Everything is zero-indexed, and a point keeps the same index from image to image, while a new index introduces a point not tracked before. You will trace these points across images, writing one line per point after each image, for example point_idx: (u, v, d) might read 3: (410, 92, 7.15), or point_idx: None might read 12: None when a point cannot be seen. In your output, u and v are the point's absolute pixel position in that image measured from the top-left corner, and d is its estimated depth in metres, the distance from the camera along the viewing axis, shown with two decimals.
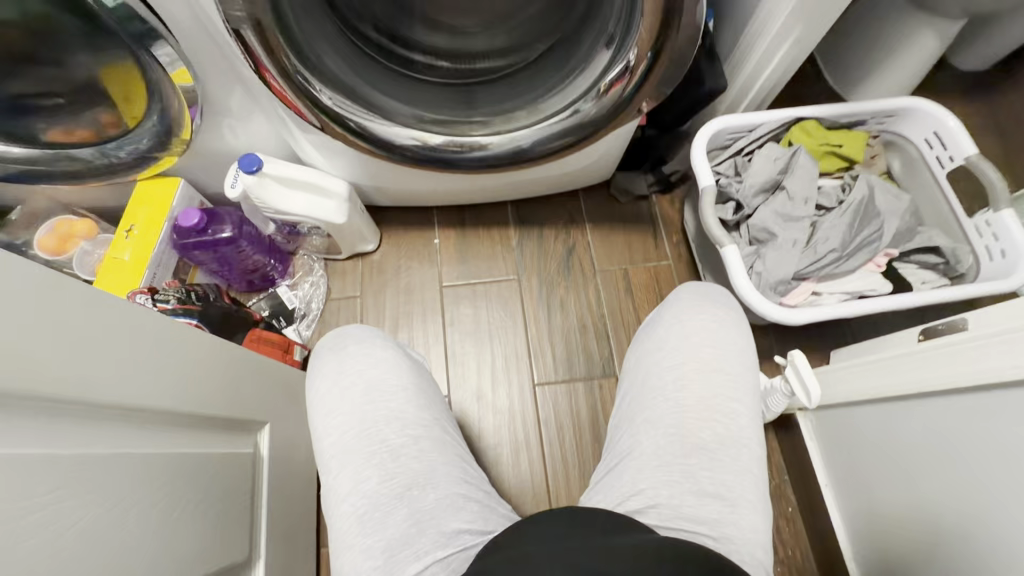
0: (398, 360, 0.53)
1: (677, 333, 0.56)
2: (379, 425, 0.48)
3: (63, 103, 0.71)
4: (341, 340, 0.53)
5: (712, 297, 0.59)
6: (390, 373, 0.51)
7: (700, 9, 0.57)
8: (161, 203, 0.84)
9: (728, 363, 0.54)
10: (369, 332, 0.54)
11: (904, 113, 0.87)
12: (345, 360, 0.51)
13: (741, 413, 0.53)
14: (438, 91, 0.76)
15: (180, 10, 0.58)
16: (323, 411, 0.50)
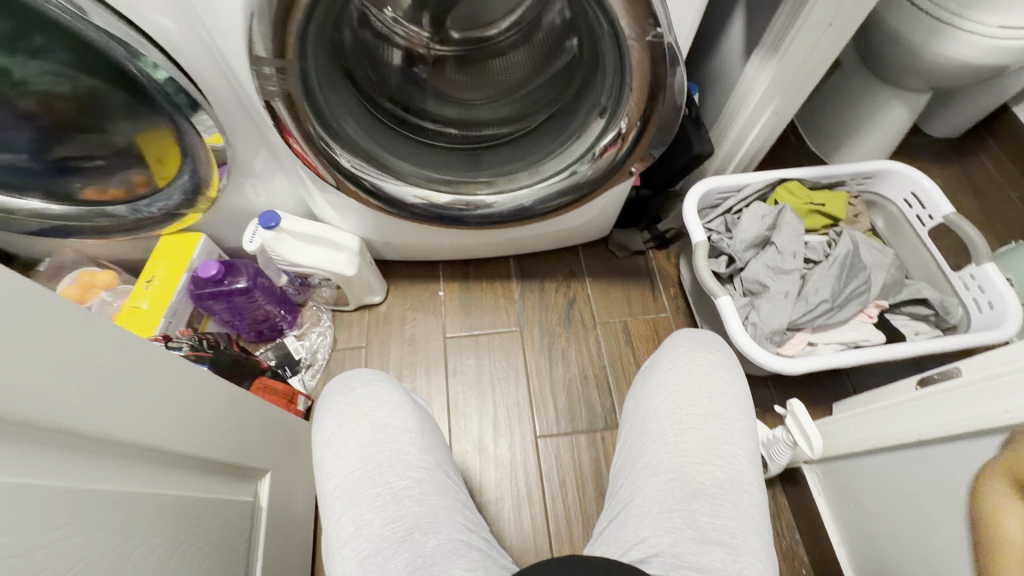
0: (403, 403, 0.54)
1: (676, 378, 0.58)
2: (383, 466, 0.49)
3: (101, 165, 0.77)
4: (348, 383, 0.55)
5: (706, 343, 0.61)
6: (396, 416, 0.52)
7: (682, 84, 0.64)
8: (182, 256, 0.88)
9: (724, 407, 0.56)
10: (375, 376, 0.56)
11: (881, 175, 0.93)
12: (351, 402, 0.53)
13: (740, 456, 0.53)
14: (446, 154, 0.82)
15: (220, 84, 0.66)
16: (328, 453, 0.51)
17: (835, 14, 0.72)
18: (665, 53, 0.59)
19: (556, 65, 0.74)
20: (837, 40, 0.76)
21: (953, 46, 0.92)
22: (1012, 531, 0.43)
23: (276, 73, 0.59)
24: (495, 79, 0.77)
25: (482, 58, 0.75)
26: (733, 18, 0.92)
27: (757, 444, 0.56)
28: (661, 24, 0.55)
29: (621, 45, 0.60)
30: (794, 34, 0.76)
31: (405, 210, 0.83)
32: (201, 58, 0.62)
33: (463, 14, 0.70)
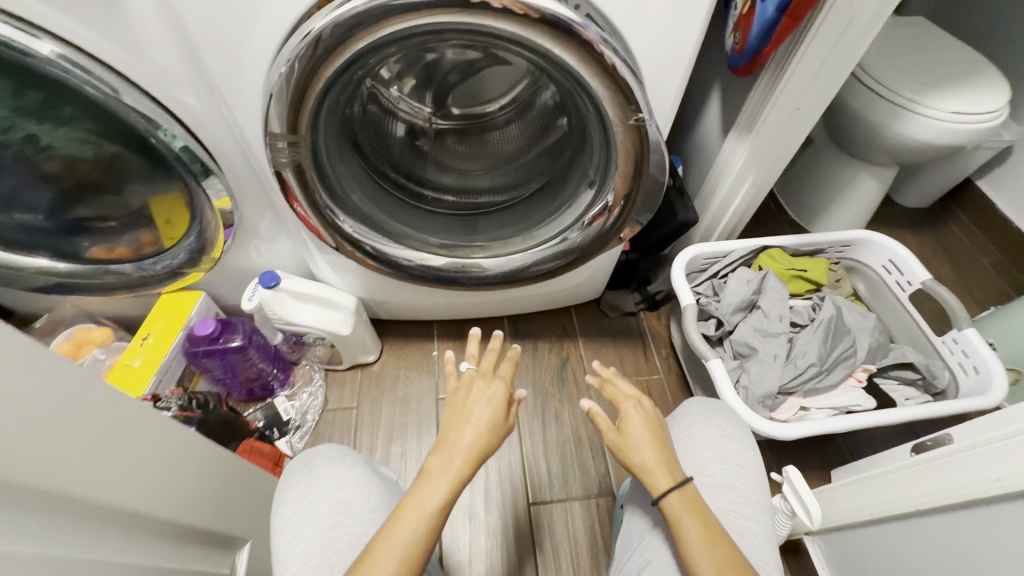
0: (366, 479, 0.54)
1: (689, 445, 0.58)
2: (343, 551, 0.47)
3: (113, 225, 0.81)
4: (310, 461, 0.55)
5: (716, 411, 0.61)
6: (358, 494, 0.52)
7: (666, 164, 0.69)
8: (180, 314, 0.89)
9: (738, 479, 0.55)
10: (338, 454, 0.56)
11: (859, 243, 0.97)
12: (311, 481, 0.52)
13: (755, 532, 0.51)
14: (444, 219, 0.87)
15: (235, 153, 0.70)
16: (287, 537, 0.49)
17: (801, 99, 0.80)
18: (647, 134, 0.64)
19: (548, 140, 0.79)
20: (805, 121, 0.84)
21: (911, 127, 1.01)
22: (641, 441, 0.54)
23: (289, 146, 0.64)
24: (491, 151, 0.82)
25: (480, 132, 0.81)
26: (709, 100, 1.01)
27: (768, 518, 0.54)
28: (642, 109, 0.61)
29: (606, 127, 0.66)
30: (764, 117, 0.83)
31: (401, 271, 0.85)
32: (218, 131, 0.67)
33: (462, 93, 0.75)
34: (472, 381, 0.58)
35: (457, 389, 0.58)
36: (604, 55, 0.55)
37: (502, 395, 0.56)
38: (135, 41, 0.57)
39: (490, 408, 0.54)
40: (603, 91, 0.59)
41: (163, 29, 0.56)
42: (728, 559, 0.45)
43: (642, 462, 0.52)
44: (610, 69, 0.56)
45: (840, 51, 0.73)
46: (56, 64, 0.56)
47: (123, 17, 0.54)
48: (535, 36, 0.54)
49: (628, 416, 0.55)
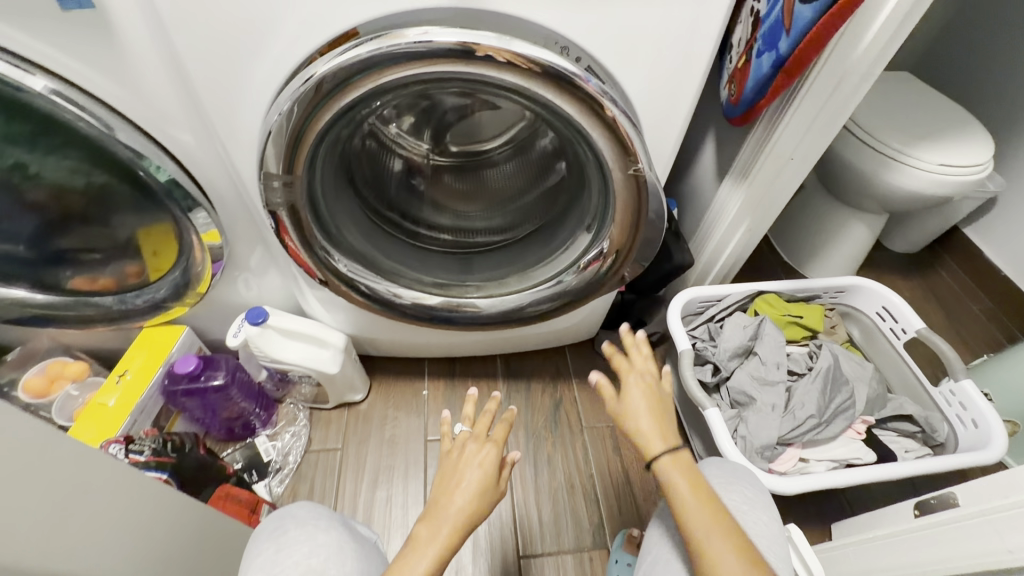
0: (341, 545, 0.50)
1: None
2: None
3: (98, 257, 0.79)
4: (281, 523, 0.52)
5: (738, 476, 0.59)
6: (331, 562, 0.48)
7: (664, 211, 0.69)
8: (159, 350, 0.85)
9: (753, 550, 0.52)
10: (312, 515, 0.53)
11: (853, 289, 0.97)
12: (281, 547, 0.49)
13: None
14: (439, 257, 0.86)
15: (227, 190, 0.69)
16: None
17: (795, 150, 0.81)
18: (646, 185, 0.64)
19: (546, 181, 0.79)
20: (798, 170, 0.85)
21: (900, 177, 1.03)
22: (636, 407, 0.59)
23: (284, 186, 0.63)
24: (489, 189, 0.81)
25: (477, 171, 0.80)
26: (704, 145, 1.02)
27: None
28: (640, 161, 0.61)
29: (604, 174, 0.66)
30: (758, 165, 0.84)
31: (394, 309, 0.83)
32: (212, 168, 0.66)
33: (460, 132, 0.74)
34: (464, 443, 0.57)
35: (449, 453, 0.57)
36: (605, 107, 0.55)
37: (494, 457, 0.55)
38: (133, 79, 0.56)
39: (481, 475, 0.53)
40: (602, 142, 0.59)
41: (162, 68, 0.56)
42: (714, 510, 0.48)
43: (640, 427, 0.57)
44: (610, 121, 0.57)
45: (833, 105, 0.75)
46: (49, 99, 0.55)
47: (122, 56, 0.54)
48: (537, 87, 0.54)
49: (631, 388, 0.60)
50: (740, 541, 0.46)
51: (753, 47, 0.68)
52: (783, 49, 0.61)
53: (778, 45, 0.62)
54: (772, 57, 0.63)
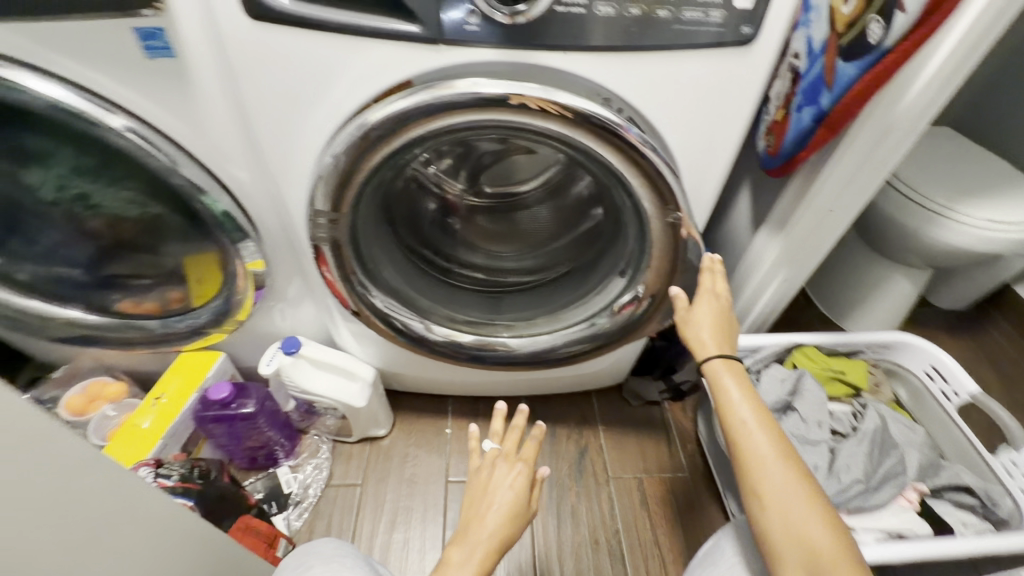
0: None
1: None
2: None
3: (148, 282, 0.84)
4: (305, 559, 0.51)
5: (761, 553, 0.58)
6: None
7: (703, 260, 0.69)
8: (195, 375, 0.87)
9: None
10: (338, 552, 0.52)
11: (898, 346, 0.94)
12: None
13: None
14: (471, 295, 0.86)
15: (275, 224, 0.72)
16: None
17: (835, 202, 0.80)
18: (684, 232, 0.65)
19: (580, 225, 0.79)
20: (839, 223, 0.84)
21: (947, 233, 1.00)
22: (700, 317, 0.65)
23: (329, 223, 0.66)
24: (523, 232, 0.81)
25: (512, 213, 0.80)
26: (739, 195, 1.02)
27: None
28: (680, 208, 0.62)
29: (640, 219, 0.66)
30: (797, 216, 0.83)
31: (425, 345, 0.84)
32: (263, 204, 0.70)
33: (496, 174, 0.75)
34: (494, 461, 0.58)
35: (479, 470, 0.58)
36: (646, 156, 0.56)
37: (524, 479, 0.56)
38: (200, 121, 0.60)
39: (511, 498, 0.55)
40: (642, 188, 0.60)
41: (228, 112, 0.60)
42: (758, 411, 0.57)
43: (700, 338, 0.63)
44: (651, 169, 0.58)
45: (876, 158, 0.74)
46: (124, 136, 0.60)
47: (193, 101, 0.58)
48: (580, 136, 0.56)
49: (702, 304, 0.65)
50: (783, 443, 0.55)
51: (792, 102, 0.68)
52: (824, 104, 0.61)
53: (819, 100, 0.62)
54: (812, 111, 0.63)
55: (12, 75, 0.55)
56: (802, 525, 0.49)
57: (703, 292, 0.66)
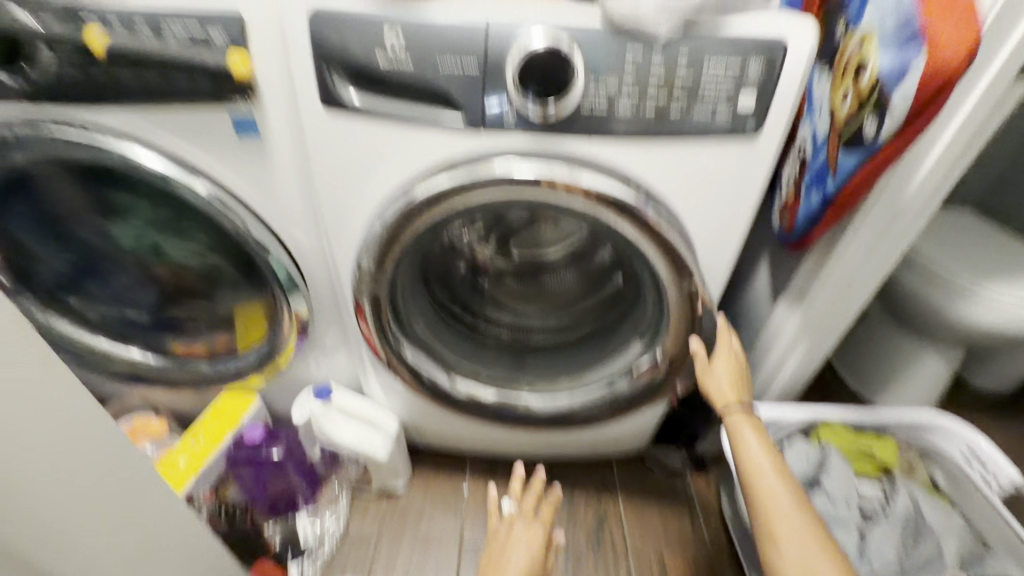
0: None
1: None
2: None
3: (203, 326, 0.92)
4: None
5: None
6: None
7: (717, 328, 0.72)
8: (232, 416, 0.91)
9: None
10: None
11: (932, 426, 0.89)
12: None
13: None
14: (495, 353, 0.90)
15: (322, 279, 0.80)
16: None
17: (852, 277, 0.82)
18: (700, 300, 0.68)
19: (603, 290, 0.84)
20: (858, 297, 0.86)
21: (976, 309, 1.00)
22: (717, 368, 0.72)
23: (371, 279, 0.72)
24: (548, 294, 0.87)
25: (538, 277, 0.86)
26: (759, 266, 1.05)
27: None
28: (693, 276, 0.66)
29: (657, 288, 0.70)
30: (814, 290, 0.86)
31: (449, 400, 0.87)
32: (314, 260, 0.78)
33: (525, 240, 0.81)
34: (512, 522, 0.65)
35: (499, 529, 0.65)
36: (661, 231, 0.62)
37: (541, 540, 0.62)
38: (270, 188, 0.69)
39: (527, 559, 0.60)
40: (658, 259, 0.65)
41: (296, 181, 0.69)
42: (774, 458, 0.66)
43: (719, 389, 0.71)
44: (667, 243, 0.63)
45: (889, 238, 0.77)
46: (205, 199, 0.68)
47: (266, 172, 0.68)
48: (601, 211, 0.62)
49: (719, 359, 0.72)
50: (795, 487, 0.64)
51: (802, 185, 0.74)
52: (830, 188, 0.65)
53: (825, 184, 0.66)
54: (820, 194, 0.68)
55: (120, 145, 0.65)
56: (812, 561, 0.57)
57: (721, 347, 0.73)
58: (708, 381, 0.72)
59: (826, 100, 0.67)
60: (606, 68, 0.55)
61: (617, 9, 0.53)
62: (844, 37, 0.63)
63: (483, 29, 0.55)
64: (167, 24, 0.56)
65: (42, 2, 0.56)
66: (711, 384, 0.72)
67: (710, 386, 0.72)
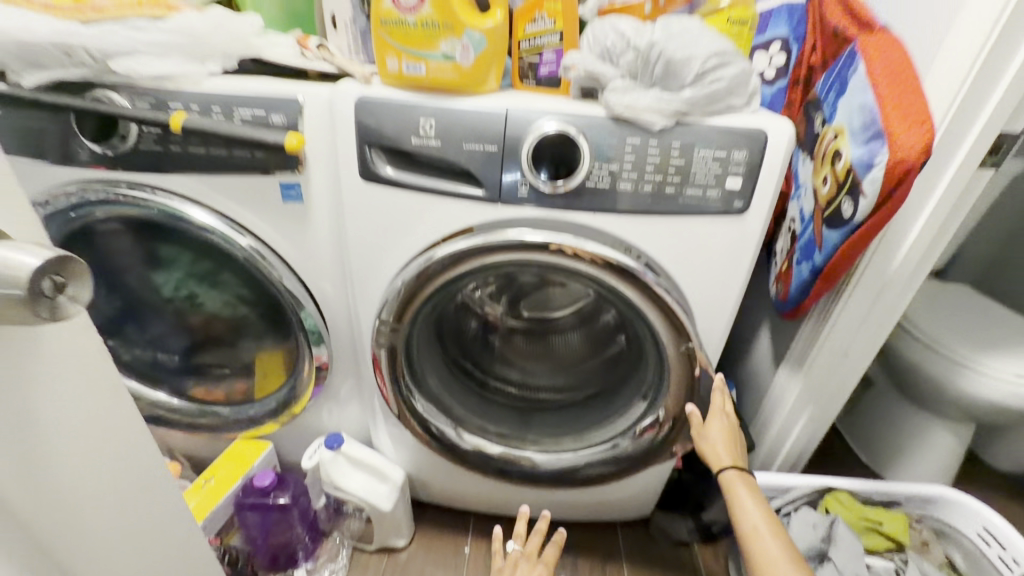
0: None
1: None
2: None
3: (226, 372, 0.97)
4: None
5: None
6: None
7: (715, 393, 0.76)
8: (244, 462, 0.93)
9: None
10: None
11: (942, 501, 0.89)
12: None
13: None
14: (502, 408, 0.93)
15: (344, 330, 0.85)
16: None
17: (849, 345, 0.86)
18: (699, 362, 0.72)
19: (607, 350, 0.88)
20: (857, 365, 0.89)
21: (976, 385, 1.02)
22: (712, 430, 0.76)
23: (390, 331, 0.77)
24: (555, 353, 0.91)
25: (546, 336, 0.91)
26: (760, 333, 1.09)
27: None
28: (691, 338, 0.70)
29: (658, 349, 0.74)
30: (812, 357, 0.89)
31: (455, 453, 0.89)
32: (338, 312, 0.84)
33: (534, 301, 0.87)
34: (517, 560, 0.71)
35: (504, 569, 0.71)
36: (660, 295, 0.67)
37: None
38: (306, 245, 0.77)
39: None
40: (658, 321, 0.69)
41: (330, 241, 0.77)
42: (768, 518, 0.70)
43: (715, 452, 0.75)
44: (666, 306, 0.68)
45: (880, 309, 0.81)
46: (247, 253, 0.76)
47: (304, 231, 0.76)
48: (606, 276, 0.67)
49: (714, 423, 0.76)
50: (790, 546, 0.67)
51: (794, 257, 0.79)
52: (818, 261, 0.70)
53: (814, 258, 0.72)
54: (810, 266, 0.73)
55: (179, 205, 0.73)
56: None
57: (715, 410, 0.76)
58: (701, 438, 0.76)
59: (810, 184, 0.74)
60: (610, 153, 0.63)
61: (619, 104, 0.61)
62: (822, 130, 0.71)
63: (503, 115, 0.64)
64: (239, 108, 0.68)
65: (136, 88, 0.67)
66: (706, 444, 0.76)
67: (705, 447, 0.76)
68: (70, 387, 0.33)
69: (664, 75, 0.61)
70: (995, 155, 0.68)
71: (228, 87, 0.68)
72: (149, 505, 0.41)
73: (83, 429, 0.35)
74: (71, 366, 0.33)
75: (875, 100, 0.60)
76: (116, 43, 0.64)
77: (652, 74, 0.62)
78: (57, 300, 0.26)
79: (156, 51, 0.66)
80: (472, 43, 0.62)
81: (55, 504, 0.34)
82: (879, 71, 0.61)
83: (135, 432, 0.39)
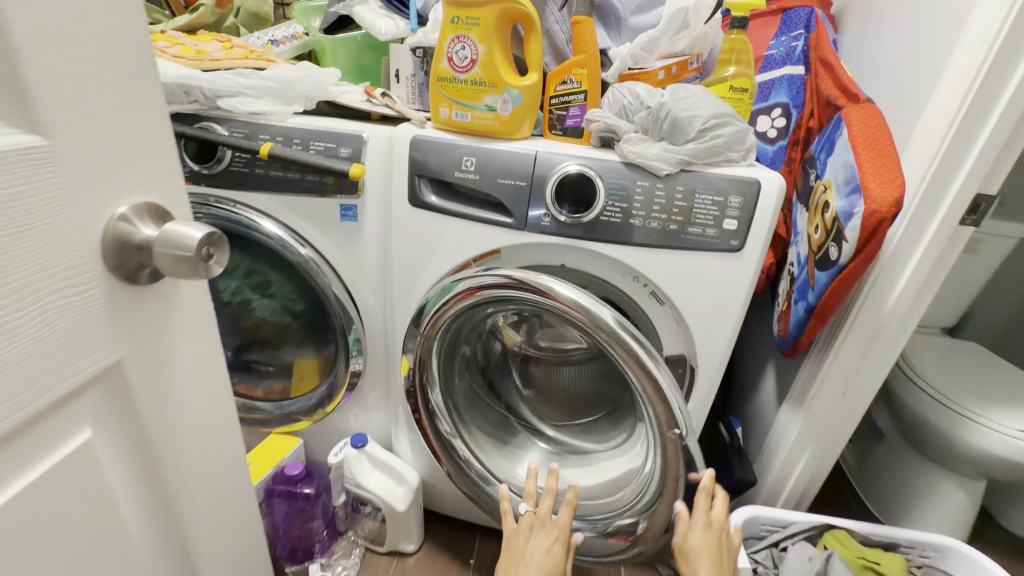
0: None
1: None
2: None
3: (271, 370, 1.08)
4: None
5: None
6: None
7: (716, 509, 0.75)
8: (276, 453, 1.01)
9: None
10: None
11: (946, 552, 0.90)
12: None
13: None
14: (499, 433, 1.00)
15: (378, 337, 0.95)
16: None
17: (846, 386, 0.90)
18: (690, 457, 0.72)
19: (611, 395, 0.96)
20: (856, 406, 0.92)
21: (982, 438, 1.04)
22: (691, 537, 0.73)
23: (421, 339, 0.86)
24: (566, 390, 0.99)
25: (561, 373, 0.99)
26: (766, 374, 1.14)
27: None
28: (680, 425, 0.71)
29: (658, 438, 0.75)
30: (812, 396, 0.93)
31: (447, 456, 0.94)
32: (375, 322, 0.94)
33: (552, 334, 0.95)
34: (530, 525, 0.81)
35: (518, 533, 0.80)
36: (650, 369, 0.69)
37: (558, 540, 0.78)
38: (355, 259, 0.89)
39: (546, 555, 0.75)
40: (653, 402, 0.71)
41: (375, 257, 0.88)
42: None
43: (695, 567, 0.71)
44: (655, 389, 0.70)
45: (875, 352, 0.86)
46: (307, 261, 0.88)
47: (354, 247, 0.88)
48: (597, 331, 0.69)
49: (694, 530, 0.73)
50: None
51: (792, 298, 0.86)
52: (811, 300, 0.77)
53: (808, 297, 0.79)
54: (805, 305, 0.80)
55: (255, 217, 0.86)
56: None
57: (696, 518, 0.74)
58: (681, 548, 0.74)
59: (805, 231, 0.83)
60: (623, 193, 0.74)
61: (632, 152, 0.72)
62: (815, 184, 0.79)
63: (533, 156, 0.76)
64: (314, 142, 0.82)
65: (234, 122, 0.83)
66: (686, 552, 0.73)
67: (685, 555, 0.73)
68: (186, 337, 0.42)
69: (671, 131, 0.72)
70: (974, 214, 0.75)
71: (308, 125, 0.82)
72: (222, 451, 0.49)
73: (191, 374, 0.44)
74: (196, 324, 0.43)
75: (855, 158, 0.68)
76: (223, 86, 0.80)
77: (661, 129, 0.73)
78: (209, 265, 0.35)
79: (254, 93, 0.82)
80: (511, 98, 0.75)
81: (165, 432, 0.42)
82: (859, 135, 0.70)
83: (218, 386, 0.47)
